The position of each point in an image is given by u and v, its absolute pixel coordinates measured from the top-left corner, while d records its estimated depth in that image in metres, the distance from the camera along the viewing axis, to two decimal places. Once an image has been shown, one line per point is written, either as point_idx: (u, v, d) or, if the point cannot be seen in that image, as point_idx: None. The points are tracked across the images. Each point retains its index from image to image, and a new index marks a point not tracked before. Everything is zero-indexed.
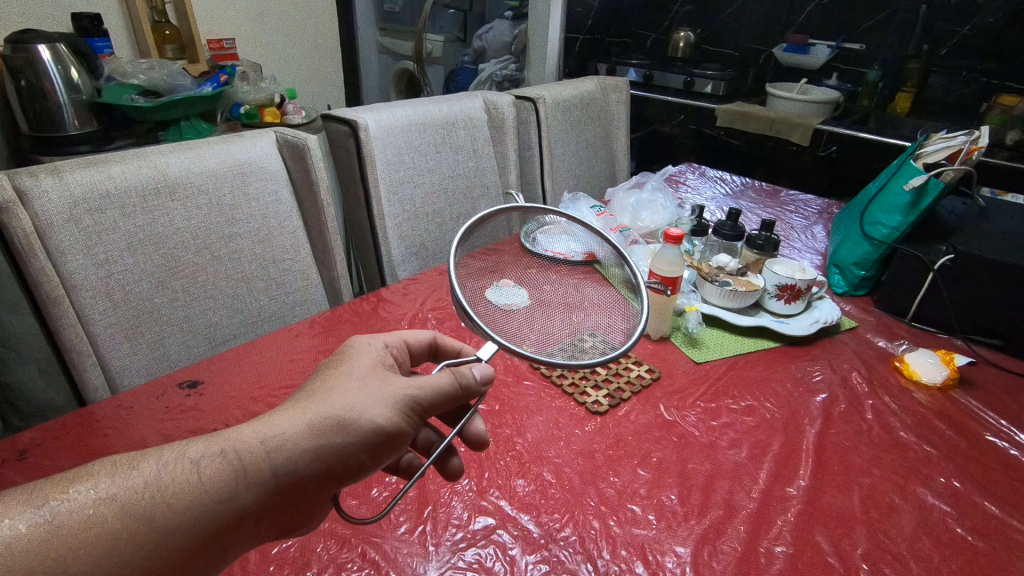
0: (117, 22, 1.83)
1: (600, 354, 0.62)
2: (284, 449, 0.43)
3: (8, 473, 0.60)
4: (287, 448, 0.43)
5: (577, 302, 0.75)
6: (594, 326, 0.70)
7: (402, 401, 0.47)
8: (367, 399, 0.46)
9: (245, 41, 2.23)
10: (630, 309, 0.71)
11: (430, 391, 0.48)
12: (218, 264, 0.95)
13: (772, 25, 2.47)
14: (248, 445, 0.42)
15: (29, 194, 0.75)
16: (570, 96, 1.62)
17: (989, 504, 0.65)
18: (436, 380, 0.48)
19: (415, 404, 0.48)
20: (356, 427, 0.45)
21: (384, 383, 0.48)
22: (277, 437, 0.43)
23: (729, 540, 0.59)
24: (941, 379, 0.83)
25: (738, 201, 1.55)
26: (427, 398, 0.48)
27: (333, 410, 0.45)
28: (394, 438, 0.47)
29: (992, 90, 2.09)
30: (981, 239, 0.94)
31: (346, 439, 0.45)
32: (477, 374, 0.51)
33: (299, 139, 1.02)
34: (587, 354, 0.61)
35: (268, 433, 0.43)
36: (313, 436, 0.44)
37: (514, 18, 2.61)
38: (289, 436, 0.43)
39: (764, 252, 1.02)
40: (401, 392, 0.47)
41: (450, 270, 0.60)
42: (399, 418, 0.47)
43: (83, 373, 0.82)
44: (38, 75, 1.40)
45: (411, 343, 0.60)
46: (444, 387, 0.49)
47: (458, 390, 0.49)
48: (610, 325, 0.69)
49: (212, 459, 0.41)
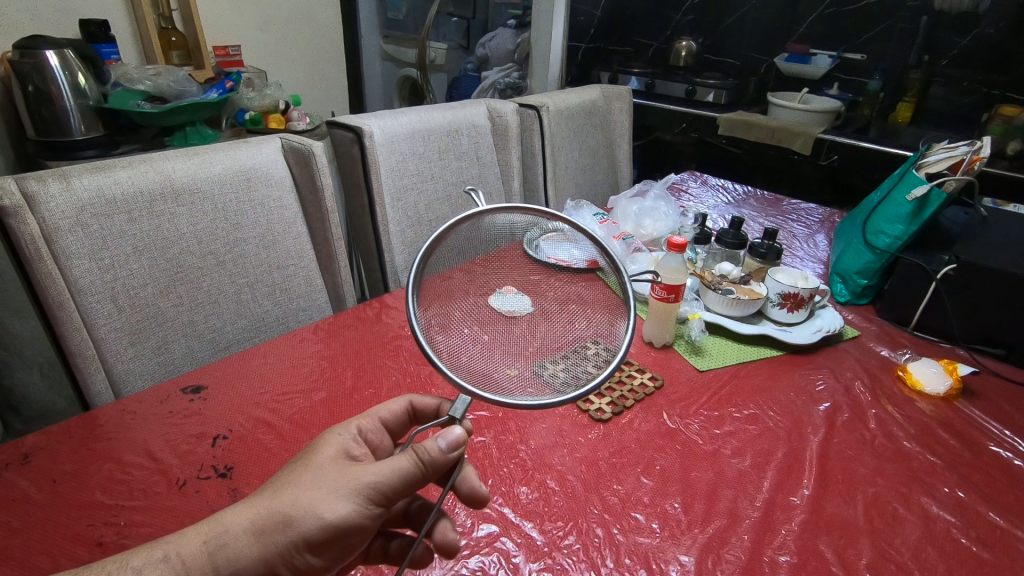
0: (123, 28, 1.84)
1: (600, 366, 0.63)
2: (227, 553, 0.43)
3: (12, 477, 0.60)
4: (230, 549, 0.43)
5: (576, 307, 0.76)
6: (592, 331, 0.70)
7: (358, 495, 0.46)
8: (317, 498, 0.45)
9: (251, 48, 2.26)
10: (620, 314, 0.69)
11: (391, 476, 0.46)
12: (223, 269, 0.96)
13: (774, 34, 2.49)
14: (192, 547, 0.43)
15: (36, 198, 0.75)
16: (573, 104, 1.63)
17: (993, 514, 0.65)
18: (396, 465, 0.46)
19: (375, 493, 0.46)
20: (303, 528, 0.44)
21: (337, 476, 0.46)
22: (222, 537, 0.43)
23: (733, 549, 0.59)
24: (944, 389, 0.83)
25: (740, 209, 1.56)
26: (388, 486, 0.46)
27: (279, 509, 0.44)
28: (350, 533, 0.46)
29: (992, 101, 2.10)
30: (984, 248, 0.95)
31: (291, 540, 0.44)
32: (445, 446, 0.48)
33: (304, 145, 1.03)
34: (587, 370, 0.63)
35: (213, 533, 0.44)
36: (257, 536, 0.44)
37: (517, 27, 2.66)
38: (233, 536, 0.44)
39: (766, 260, 1.03)
40: (355, 486, 0.46)
41: (410, 297, 0.60)
42: (353, 512, 0.45)
43: (88, 377, 0.82)
44: (46, 81, 1.41)
45: (387, 421, 0.58)
46: (406, 469, 0.46)
47: (424, 469, 0.47)
48: (607, 330, 0.69)
49: (155, 565, 0.42)
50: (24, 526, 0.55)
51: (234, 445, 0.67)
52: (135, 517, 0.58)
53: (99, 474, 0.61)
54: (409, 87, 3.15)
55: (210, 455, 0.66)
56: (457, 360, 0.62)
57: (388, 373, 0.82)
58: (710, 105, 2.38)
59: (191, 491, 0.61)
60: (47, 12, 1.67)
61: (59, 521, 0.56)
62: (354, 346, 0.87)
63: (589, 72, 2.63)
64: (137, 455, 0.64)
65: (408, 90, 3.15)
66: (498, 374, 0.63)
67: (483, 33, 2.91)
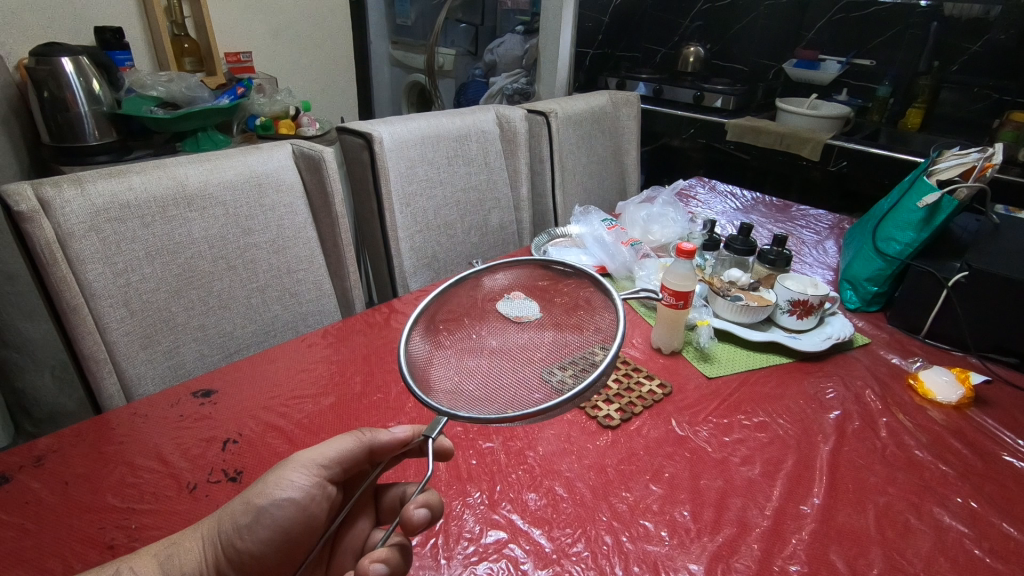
0: (137, 34, 1.86)
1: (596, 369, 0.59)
2: (178, 561, 0.46)
3: (26, 479, 0.60)
4: (179, 555, 0.47)
5: (575, 304, 0.74)
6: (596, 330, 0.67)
7: (307, 469, 0.51)
8: (256, 486, 0.50)
9: (262, 54, 2.28)
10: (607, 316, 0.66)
11: (329, 454, 0.52)
12: (234, 274, 0.96)
13: (782, 40, 2.49)
14: (142, 561, 0.45)
15: (52, 204, 0.76)
16: (581, 110, 1.64)
17: (1007, 525, 0.64)
18: (339, 442, 0.53)
19: (316, 472, 0.51)
20: (245, 510, 0.48)
21: (276, 466, 0.52)
22: (171, 548, 0.47)
23: (743, 558, 0.58)
24: (955, 398, 0.82)
25: (749, 215, 1.56)
26: (327, 460, 0.52)
27: (225, 508, 0.49)
28: (294, 511, 0.50)
29: (1004, 107, 2.08)
30: (996, 256, 0.94)
31: (234, 525, 0.48)
32: (396, 432, 0.56)
33: (315, 150, 1.04)
34: (585, 374, 0.60)
35: (162, 548, 0.47)
36: (205, 535, 0.48)
37: (525, 33, 2.67)
38: (181, 545, 0.47)
39: (776, 267, 1.02)
40: (294, 469, 0.51)
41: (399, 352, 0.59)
42: (292, 491, 0.50)
43: (100, 381, 0.83)
44: (61, 87, 1.43)
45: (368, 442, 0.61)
46: (342, 447, 0.53)
47: (361, 444, 0.54)
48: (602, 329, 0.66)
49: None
50: (36, 528, 0.56)
51: (243, 449, 0.68)
52: (146, 521, 0.58)
53: (111, 477, 0.62)
54: (417, 93, 3.18)
55: (220, 460, 0.66)
56: (446, 385, 0.61)
57: (397, 377, 0.82)
58: (719, 111, 2.37)
59: (201, 495, 0.61)
60: (62, 19, 1.70)
61: (71, 524, 0.57)
62: (363, 351, 0.88)
63: (597, 78, 2.64)
64: (147, 459, 0.65)
65: (416, 96, 3.18)
66: (510, 385, 0.64)
67: (491, 39, 2.93)
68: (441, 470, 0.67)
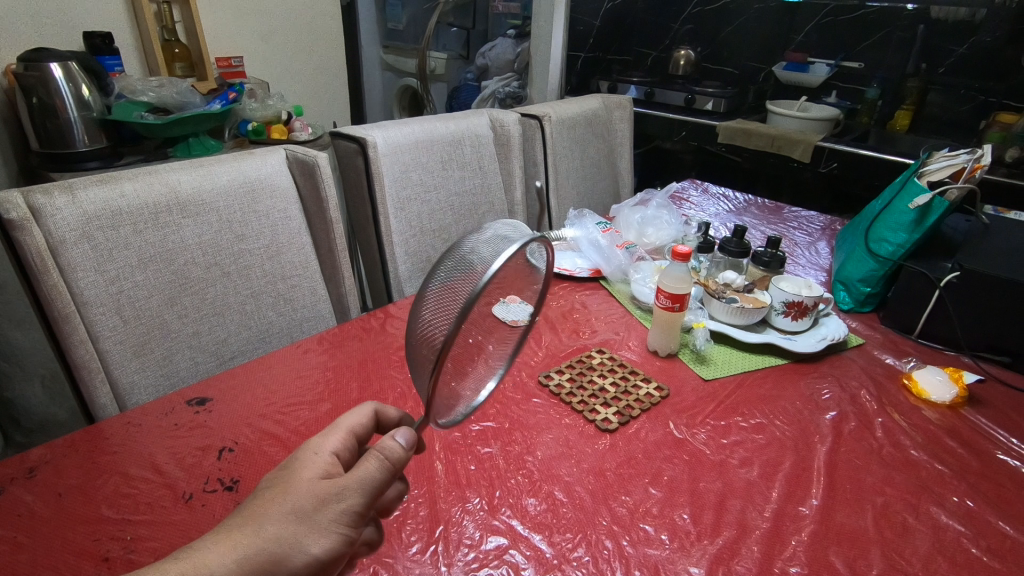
0: (126, 40, 1.85)
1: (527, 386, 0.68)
2: None
3: (19, 492, 0.59)
4: None
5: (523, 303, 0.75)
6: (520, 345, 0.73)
7: (355, 518, 0.46)
8: (305, 533, 0.44)
9: (253, 59, 2.27)
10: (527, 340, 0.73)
11: (371, 496, 0.47)
12: (228, 280, 0.96)
13: (772, 42, 2.51)
14: None
15: (42, 211, 0.76)
16: (574, 114, 1.64)
17: (1003, 523, 0.64)
18: (380, 480, 0.47)
19: (361, 519, 0.47)
20: (297, 560, 0.43)
21: (323, 504, 0.45)
22: None
23: (743, 561, 0.59)
24: (950, 397, 0.83)
25: (741, 217, 1.57)
26: (371, 504, 0.47)
27: (270, 549, 0.43)
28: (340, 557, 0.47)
29: (990, 108, 2.11)
30: (987, 256, 0.95)
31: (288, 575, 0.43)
32: (402, 442, 0.49)
33: (309, 156, 1.03)
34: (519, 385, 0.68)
35: None
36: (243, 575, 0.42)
37: (516, 36, 2.69)
38: None
39: (770, 269, 1.03)
40: (344, 519, 0.46)
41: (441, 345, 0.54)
42: (343, 541, 0.46)
43: (93, 390, 0.82)
44: (51, 93, 1.42)
45: (357, 431, 0.54)
46: (375, 483, 0.47)
47: (390, 475, 0.48)
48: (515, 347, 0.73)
49: None
50: (30, 541, 0.55)
51: (241, 458, 0.67)
52: (142, 532, 0.57)
53: (105, 488, 0.61)
54: (409, 97, 3.19)
55: (216, 468, 0.65)
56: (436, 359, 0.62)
57: (394, 383, 0.82)
58: (710, 113, 2.39)
59: (197, 504, 0.61)
60: (50, 25, 1.68)
61: (66, 537, 0.56)
62: (359, 357, 0.87)
63: (589, 81, 2.64)
64: (142, 468, 0.64)
65: (408, 100, 3.19)
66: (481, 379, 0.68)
67: (483, 43, 2.94)
68: (439, 476, 0.67)
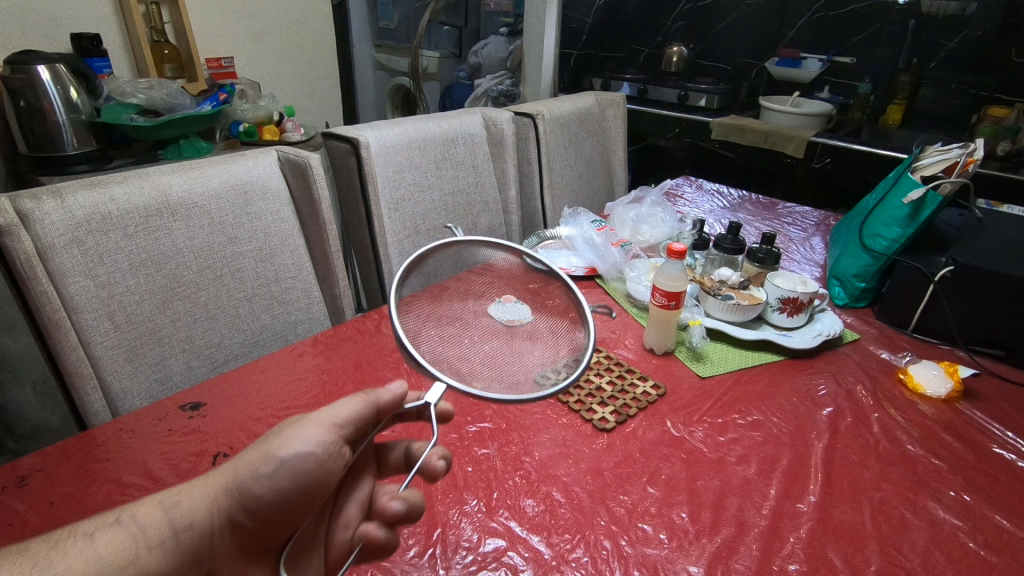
0: (115, 41, 1.83)
1: (553, 377, 0.61)
2: (183, 512, 0.45)
3: (11, 500, 0.59)
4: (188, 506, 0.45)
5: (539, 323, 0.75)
6: (540, 352, 0.68)
7: (322, 426, 0.48)
8: (273, 441, 0.47)
9: (243, 59, 2.25)
10: (575, 337, 0.68)
11: (340, 415, 0.49)
12: (220, 283, 0.95)
13: (764, 38, 2.51)
14: (145, 511, 0.44)
15: (30, 216, 0.75)
16: (567, 112, 1.64)
17: (1000, 517, 0.65)
18: (349, 402, 0.50)
19: (329, 429, 0.48)
20: (266, 461, 0.46)
21: (292, 421, 0.49)
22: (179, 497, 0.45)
23: (742, 559, 0.58)
24: (945, 391, 0.83)
25: (736, 213, 1.57)
26: (339, 418, 0.49)
27: (241, 460, 0.47)
28: (313, 467, 0.47)
29: (981, 102, 2.12)
30: (981, 250, 0.96)
31: (255, 474, 0.46)
32: (394, 391, 0.53)
33: (301, 157, 1.02)
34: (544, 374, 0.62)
35: (169, 497, 0.45)
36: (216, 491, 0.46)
37: (508, 34, 2.67)
38: (190, 497, 0.46)
39: (766, 265, 1.02)
40: (309, 425, 0.48)
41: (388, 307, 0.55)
42: (311, 446, 0.47)
43: (84, 397, 0.81)
44: (38, 96, 1.40)
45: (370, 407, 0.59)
46: (354, 408, 0.50)
47: (368, 405, 0.51)
48: (547, 350, 0.68)
49: (107, 529, 0.42)
50: None
51: None
52: None
53: (98, 495, 0.61)
54: (401, 96, 3.17)
55: None
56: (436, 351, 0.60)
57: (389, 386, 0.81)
58: (703, 110, 2.39)
59: None
60: (37, 27, 1.67)
61: None
62: (354, 359, 0.87)
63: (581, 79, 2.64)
64: (136, 476, 0.63)
65: (400, 99, 3.17)
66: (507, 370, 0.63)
67: (475, 41, 2.92)
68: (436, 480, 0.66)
